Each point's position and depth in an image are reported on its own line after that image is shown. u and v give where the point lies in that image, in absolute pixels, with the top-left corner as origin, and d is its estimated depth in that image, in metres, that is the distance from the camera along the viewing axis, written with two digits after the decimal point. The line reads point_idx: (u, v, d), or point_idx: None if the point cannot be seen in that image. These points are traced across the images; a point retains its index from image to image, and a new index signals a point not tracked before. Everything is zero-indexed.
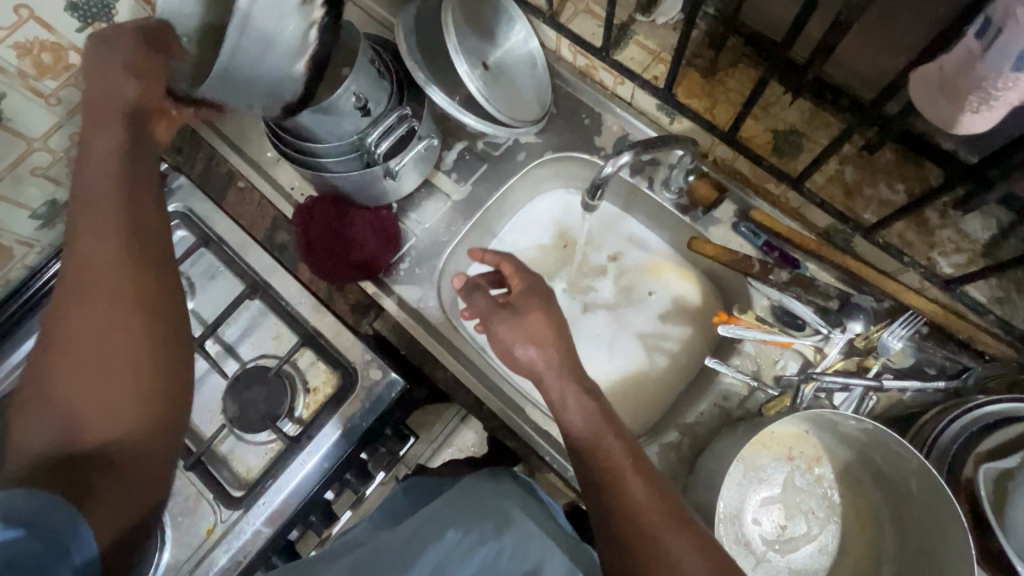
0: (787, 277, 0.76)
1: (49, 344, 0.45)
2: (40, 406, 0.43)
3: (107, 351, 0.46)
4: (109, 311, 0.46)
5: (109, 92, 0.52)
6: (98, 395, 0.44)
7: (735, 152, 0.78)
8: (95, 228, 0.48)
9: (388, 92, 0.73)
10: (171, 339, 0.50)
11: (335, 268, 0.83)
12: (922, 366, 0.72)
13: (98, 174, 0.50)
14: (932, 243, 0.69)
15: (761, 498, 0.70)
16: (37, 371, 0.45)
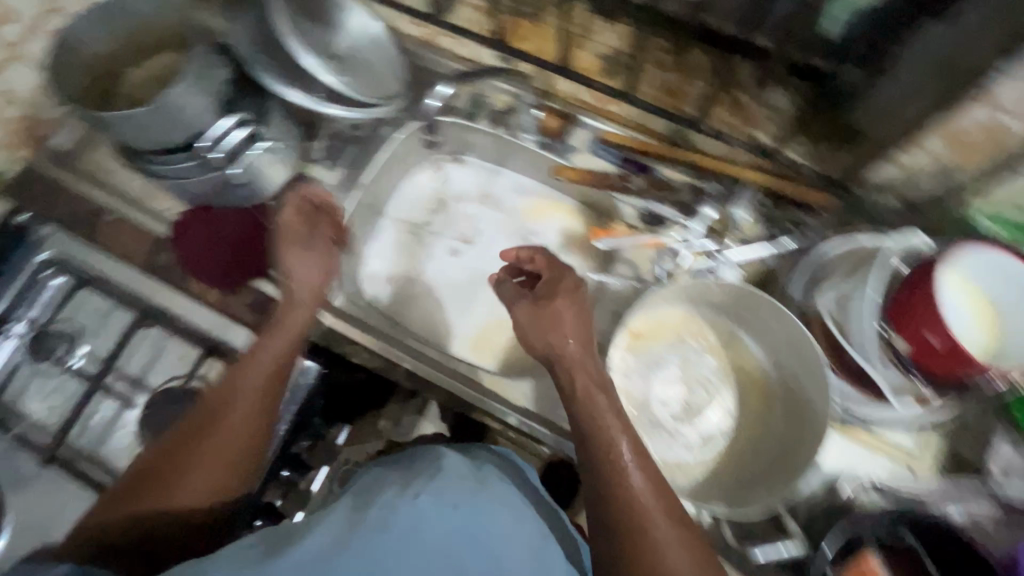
0: (644, 184, 0.84)
1: (190, 425, 0.66)
2: (154, 490, 0.61)
3: (206, 456, 0.63)
4: (227, 427, 0.65)
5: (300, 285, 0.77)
6: (189, 483, 0.62)
7: (573, 84, 0.86)
8: (259, 362, 0.69)
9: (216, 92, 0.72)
10: (233, 454, 0.64)
11: (224, 273, 0.85)
12: (774, 232, 0.80)
13: (263, 371, 0.69)
14: (747, 120, 0.79)
15: (663, 383, 0.76)
16: (152, 467, 0.62)
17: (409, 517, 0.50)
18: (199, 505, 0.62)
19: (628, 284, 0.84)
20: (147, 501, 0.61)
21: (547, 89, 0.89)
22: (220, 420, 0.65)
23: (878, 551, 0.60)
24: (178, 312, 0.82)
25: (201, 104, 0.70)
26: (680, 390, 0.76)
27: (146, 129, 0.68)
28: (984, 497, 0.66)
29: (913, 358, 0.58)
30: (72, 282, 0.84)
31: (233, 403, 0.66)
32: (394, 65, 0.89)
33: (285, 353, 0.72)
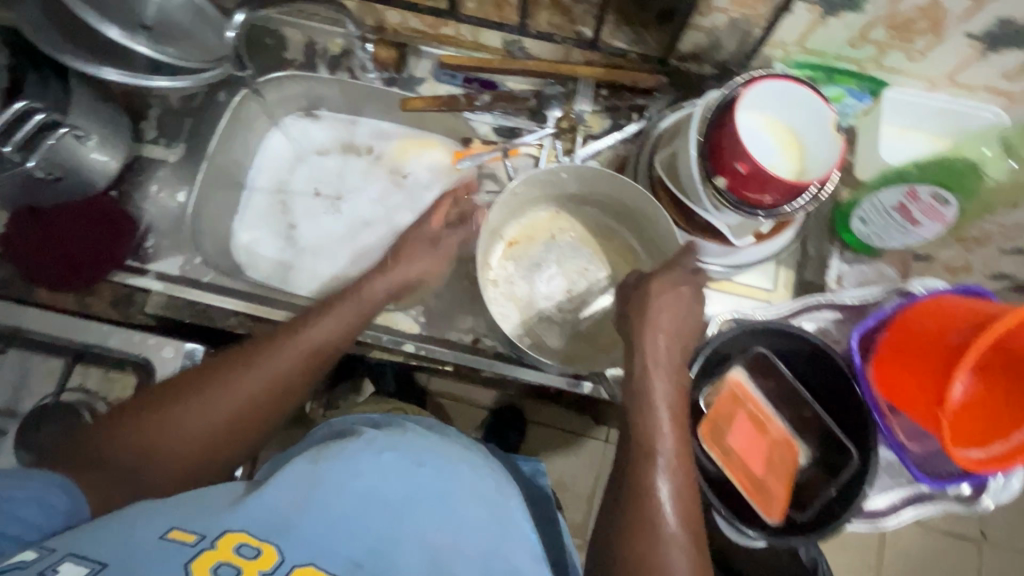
0: (490, 99, 0.85)
1: (256, 372, 0.59)
2: (172, 423, 0.54)
3: (206, 422, 0.55)
4: (268, 393, 0.59)
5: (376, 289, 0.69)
6: (153, 449, 0.53)
7: (401, 13, 0.85)
8: (316, 330, 0.63)
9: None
10: (232, 432, 0.57)
11: (67, 279, 0.77)
12: (616, 121, 0.86)
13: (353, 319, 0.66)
14: (573, 20, 0.79)
15: (542, 281, 0.81)
16: (200, 390, 0.57)
17: (376, 469, 0.48)
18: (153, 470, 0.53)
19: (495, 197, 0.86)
20: (202, 423, 0.55)
21: (378, 24, 0.88)
22: (297, 347, 0.61)
23: (740, 368, 0.67)
24: (30, 325, 0.76)
25: None
26: (560, 284, 0.81)
27: None
28: (827, 306, 0.76)
29: (734, 193, 0.64)
30: None
31: (291, 339, 0.62)
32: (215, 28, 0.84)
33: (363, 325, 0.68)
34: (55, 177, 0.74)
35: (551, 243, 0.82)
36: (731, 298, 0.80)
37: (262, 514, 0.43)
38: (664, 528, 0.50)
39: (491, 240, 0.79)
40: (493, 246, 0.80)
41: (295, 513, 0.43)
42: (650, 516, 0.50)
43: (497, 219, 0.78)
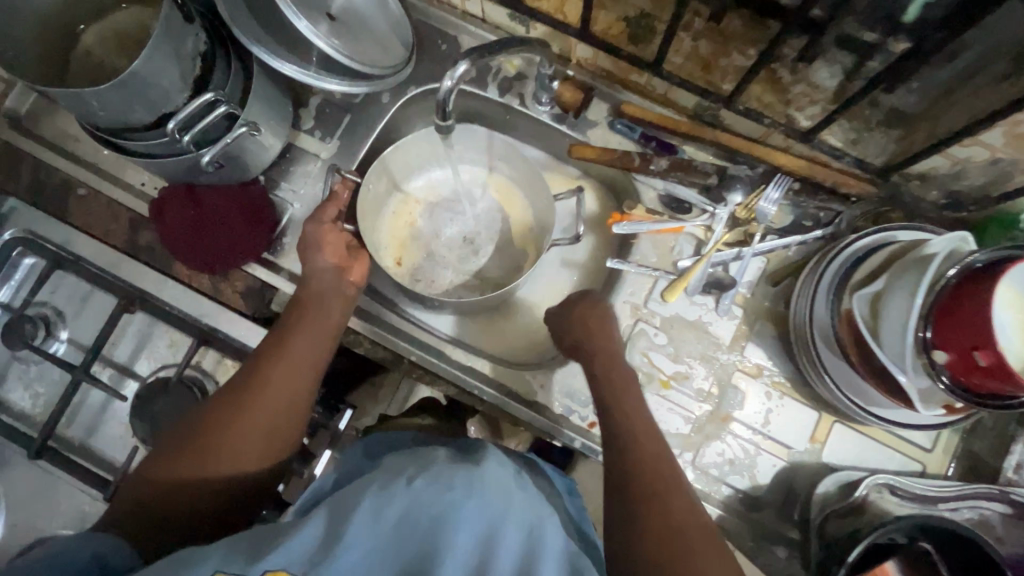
0: (667, 164, 0.76)
1: (257, 386, 0.62)
2: (181, 470, 0.57)
3: (244, 437, 0.59)
4: (288, 394, 0.63)
5: (321, 285, 0.72)
6: (201, 475, 0.57)
7: (594, 50, 0.77)
8: (298, 341, 0.66)
9: (188, 66, 0.61)
10: (272, 432, 0.61)
11: (207, 260, 0.76)
12: (800, 220, 0.76)
13: (308, 342, 0.67)
14: (788, 101, 0.70)
15: (456, 237, 0.88)
16: (160, 453, 0.59)
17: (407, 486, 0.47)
18: (204, 494, 0.57)
19: (650, 274, 0.77)
20: (221, 446, 0.58)
21: (563, 54, 0.80)
22: (260, 381, 0.62)
23: (895, 560, 0.62)
24: (166, 298, 0.78)
25: (170, 80, 0.59)
26: (500, 260, 0.87)
27: (105, 108, 0.57)
28: (998, 499, 0.65)
29: (951, 372, 0.56)
30: (45, 263, 0.80)
31: (263, 361, 0.64)
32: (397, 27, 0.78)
33: (322, 332, 0.69)
34: (218, 168, 0.71)
35: (471, 212, 0.89)
36: (867, 444, 0.74)
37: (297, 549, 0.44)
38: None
39: (387, 194, 0.86)
40: (389, 201, 0.87)
41: (332, 546, 0.44)
42: None
43: (400, 224, 0.88)
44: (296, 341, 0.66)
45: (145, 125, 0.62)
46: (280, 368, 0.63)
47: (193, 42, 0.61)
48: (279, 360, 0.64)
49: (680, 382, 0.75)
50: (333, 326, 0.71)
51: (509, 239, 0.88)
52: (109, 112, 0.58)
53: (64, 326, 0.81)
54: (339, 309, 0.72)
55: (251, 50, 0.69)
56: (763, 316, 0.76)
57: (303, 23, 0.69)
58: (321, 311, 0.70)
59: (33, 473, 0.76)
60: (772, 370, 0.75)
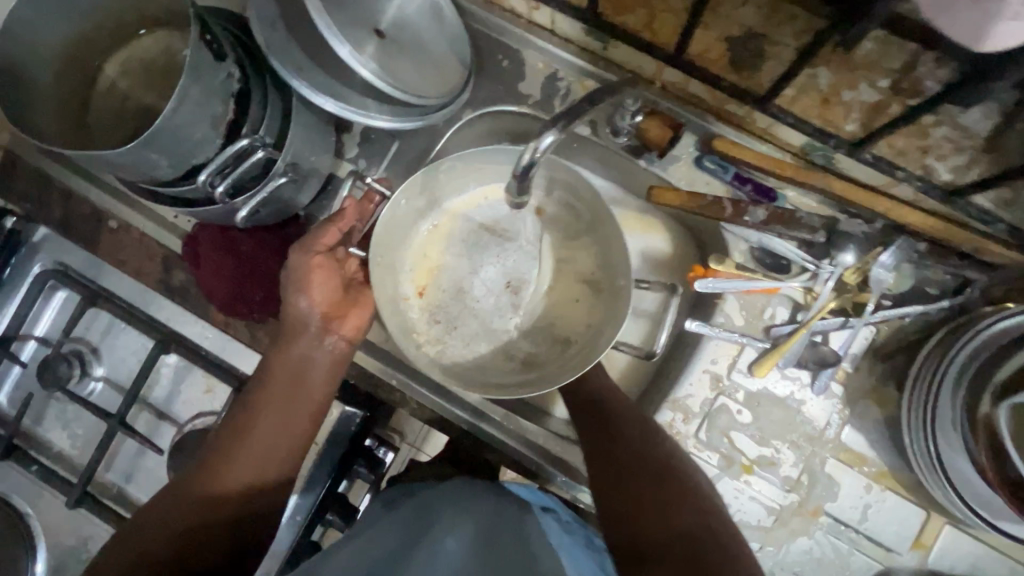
0: (765, 216, 0.65)
1: (225, 460, 0.60)
2: (142, 551, 0.55)
3: (207, 517, 0.57)
4: (255, 468, 0.61)
5: (298, 343, 0.65)
6: (160, 557, 0.55)
7: (686, 75, 0.64)
8: (268, 410, 0.62)
9: (221, 110, 0.53)
10: (239, 511, 0.59)
11: (246, 306, 0.71)
12: (923, 287, 0.65)
13: (277, 408, 0.63)
14: (926, 148, 0.58)
15: (496, 279, 0.71)
16: (131, 530, 0.57)
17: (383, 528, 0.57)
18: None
19: (735, 342, 0.67)
20: (193, 517, 0.57)
21: (646, 76, 0.68)
22: (232, 456, 0.61)
23: None
24: (202, 343, 0.73)
25: (202, 129, 0.51)
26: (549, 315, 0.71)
27: (132, 167, 0.50)
28: None
29: None
30: (78, 299, 0.76)
31: (234, 431, 0.62)
32: (455, 43, 0.69)
33: (296, 397, 0.64)
34: (255, 213, 0.63)
35: (515, 248, 0.71)
36: (980, 551, 0.64)
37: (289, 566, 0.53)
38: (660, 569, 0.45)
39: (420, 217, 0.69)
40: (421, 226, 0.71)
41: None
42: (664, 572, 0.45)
43: (430, 256, 0.71)
44: (262, 427, 0.62)
45: (174, 178, 0.54)
46: (259, 436, 0.62)
47: (225, 83, 0.52)
48: (258, 427, 0.62)
49: (765, 468, 0.66)
50: (311, 389, 0.65)
51: (557, 293, 0.71)
52: (136, 171, 0.51)
53: (99, 363, 0.77)
54: (320, 371, 0.65)
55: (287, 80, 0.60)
56: (867, 397, 0.66)
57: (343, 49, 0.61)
58: (299, 376, 0.65)
59: (74, 516, 0.74)
60: (871, 458, 0.66)
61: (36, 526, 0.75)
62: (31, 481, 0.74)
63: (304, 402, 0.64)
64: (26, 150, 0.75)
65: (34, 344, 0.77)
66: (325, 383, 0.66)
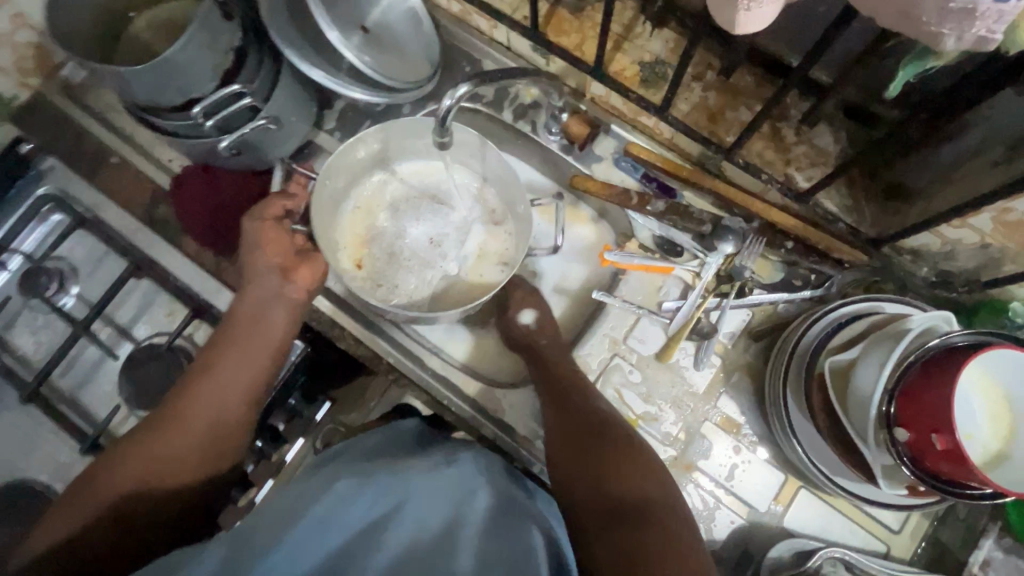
0: (663, 207, 0.77)
1: (190, 404, 0.63)
2: (104, 494, 0.58)
3: (176, 456, 0.61)
4: (219, 411, 0.64)
5: (261, 297, 0.70)
6: (129, 498, 0.58)
7: (607, 89, 0.79)
8: (233, 357, 0.67)
9: (221, 59, 0.66)
10: (207, 451, 0.63)
11: (218, 236, 0.82)
12: (790, 279, 0.77)
13: (240, 354, 0.67)
14: (789, 160, 0.72)
15: (422, 239, 0.82)
16: (91, 475, 0.60)
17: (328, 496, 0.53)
18: (137, 517, 0.58)
19: (632, 311, 0.77)
20: (131, 497, 0.59)
21: (579, 89, 0.83)
22: (193, 400, 0.64)
23: None
24: (172, 269, 0.82)
25: (202, 69, 0.64)
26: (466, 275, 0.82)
27: (139, 88, 0.62)
28: None
29: (912, 452, 0.54)
30: (69, 222, 0.86)
31: (199, 379, 0.65)
32: (427, 45, 0.82)
33: (259, 345, 0.69)
34: (234, 154, 0.75)
35: (442, 216, 0.83)
36: (829, 514, 0.72)
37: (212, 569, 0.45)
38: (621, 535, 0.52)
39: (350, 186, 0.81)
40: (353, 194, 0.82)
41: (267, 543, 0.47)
42: (625, 540, 0.51)
43: (367, 213, 0.83)
44: (224, 372, 0.66)
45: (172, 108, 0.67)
46: (215, 384, 0.65)
47: (227, 38, 0.65)
48: (197, 400, 0.64)
49: (649, 423, 0.75)
50: (273, 337, 0.70)
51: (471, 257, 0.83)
52: (142, 93, 0.63)
53: (76, 282, 0.85)
54: (280, 319, 0.71)
55: (282, 52, 0.74)
56: (740, 370, 0.76)
57: (335, 37, 0.76)
58: (262, 322, 0.70)
59: (21, 415, 0.80)
60: (742, 425, 0.75)
61: None
62: None
63: (264, 350, 0.69)
64: (51, 92, 0.88)
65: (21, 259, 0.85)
66: (285, 333, 0.71)
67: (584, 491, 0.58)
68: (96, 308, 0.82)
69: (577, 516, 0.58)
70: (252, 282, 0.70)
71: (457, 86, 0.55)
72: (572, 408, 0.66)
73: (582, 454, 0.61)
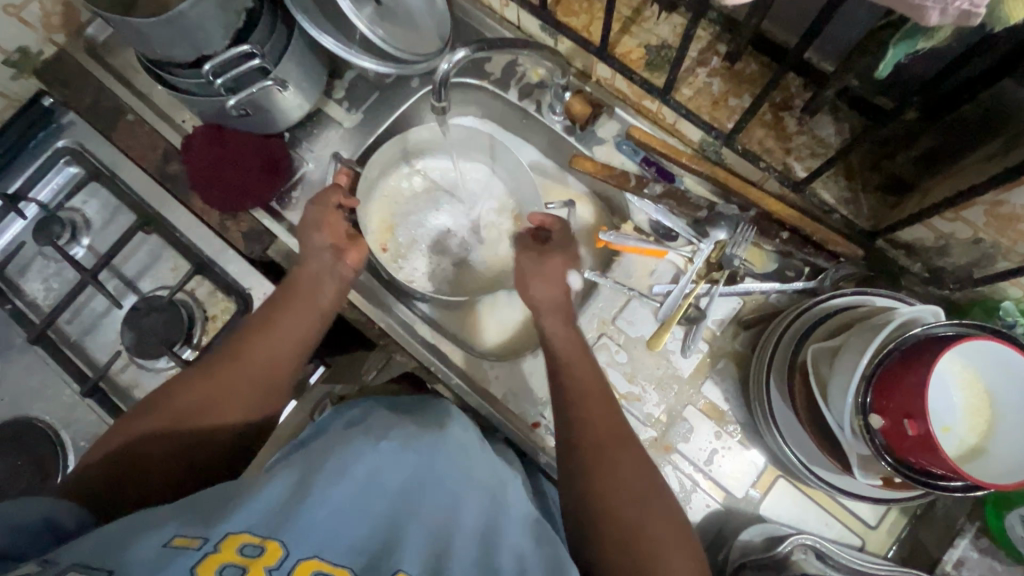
0: (660, 191, 0.78)
1: (245, 354, 0.65)
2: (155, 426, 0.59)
3: (226, 401, 0.62)
4: (271, 365, 0.66)
5: (315, 266, 0.72)
6: (178, 434, 0.59)
7: (613, 71, 0.80)
8: (291, 315, 0.69)
9: (232, 18, 0.68)
10: (254, 401, 0.64)
11: (218, 195, 0.83)
12: (783, 269, 0.77)
13: (296, 314, 0.69)
14: (789, 149, 0.72)
15: (442, 227, 0.87)
16: (145, 406, 0.62)
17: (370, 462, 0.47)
18: (182, 454, 0.59)
19: (623, 291, 0.78)
20: (176, 444, 0.59)
21: (585, 70, 0.83)
22: (250, 351, 0.65)
23: None
24: (179, 225, 0.85)
25: (214, 27, 0.66)
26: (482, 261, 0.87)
27: (152, 43, 0.64)
28: None
29: (886, 440, 0.54)
30: (85, 174, 0.89)
31: (258, 330, 0.67)
32: (439, 20, 0.81)
33: (314, 308, 0.71)
34: (244, 114, 0.77)
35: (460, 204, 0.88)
36: (805, 504, 0.72)
37: (263, 514, 0.40)
38: (628, 527, 0.53)
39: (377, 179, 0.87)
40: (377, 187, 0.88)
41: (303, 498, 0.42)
42: (630, 533, 0.53)
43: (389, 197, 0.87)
44: (280, 329, 0.68)
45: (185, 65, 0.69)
46: (273, 338, 0.67)
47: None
48: (252, 355, 0.65)
49: (631, 403, 0.75)
50: (328, 303, 0.72)
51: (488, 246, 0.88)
52: (156, 48, 0.65)
53: (87, 233, 0.88)
54: (334, 287, 0.73)
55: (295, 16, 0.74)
56: (728, 356, 0.76)
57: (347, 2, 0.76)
58: (313, 288, 0.72)
59: (27, 355, 0.83)
60: (726, 411, 0.75)
61: None
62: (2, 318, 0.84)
63: (319, 314, 0.71)
64: (74, 50, 0.91)
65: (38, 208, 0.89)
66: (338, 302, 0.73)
67: (603, 484, 0.56)
68: (105, 257, 0.85)
69: (586, 497, 0.56)
70: (308, 257, 0.73)
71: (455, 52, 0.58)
72: (589, 386, 0.64)
73: (613, 441, 0.59)
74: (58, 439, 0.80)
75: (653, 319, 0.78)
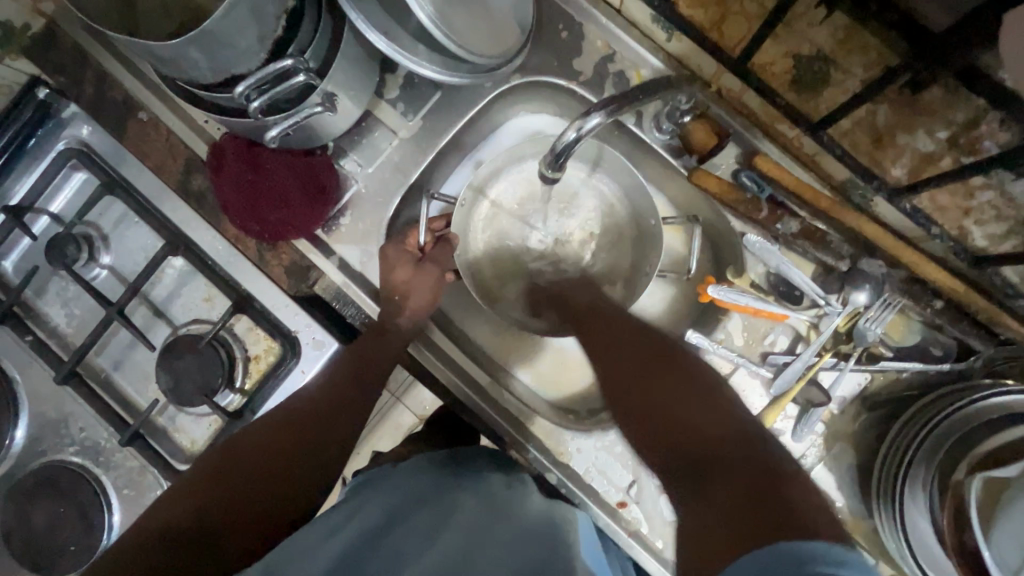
0: (796, 229, 0.64)
1: (315, 397, 0.62)
2: (229, 481, 0.56)
3: (297, 450, 0.60)
4: (331, 412, 0.62)
5: (398, 322, 0.69)
6: (247, 493, 0.56)
7: (745, 85, 0.63)
8: (369, 357, 0.66)
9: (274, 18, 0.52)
10: (317, 453, 0.60)
11: (256, 226, 0.70)
12: (928, 346, 0.64)
13: (373, 356, 0.66)
14: (968, 210, 0.60)
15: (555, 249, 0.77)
16: (225, 450, 0.57)
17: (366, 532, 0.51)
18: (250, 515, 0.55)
19: (732, 361, 0.67)
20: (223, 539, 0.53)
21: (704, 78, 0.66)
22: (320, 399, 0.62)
23: None
24: (211, 253, 0.73)
25: (253, 33, 0.50)
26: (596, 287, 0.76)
27: (175, 61, 0.49)
28: None
29: None
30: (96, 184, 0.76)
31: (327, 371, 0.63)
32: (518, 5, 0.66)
33: (394, 348, 0.68)
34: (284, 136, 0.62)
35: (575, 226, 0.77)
36: None
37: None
38: (764, 508, 0.42)
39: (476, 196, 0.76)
40: (477, 205, 0.77)
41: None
42: (768, 518, 0.41)
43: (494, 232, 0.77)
44: (348, 368, 0.64)
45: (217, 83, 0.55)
46: (342, 380, 0.64)
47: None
48: (326, 401, 0.62)
49: None
50: (398, 345, 0.68)
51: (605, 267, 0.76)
52: (175, 65, 0.50)
53: (106, 251, 0.76)
54: (397, 339, 0.68)
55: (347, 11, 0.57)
56: (845, 441, 0.67)
57: None
58: (382, 338, 0.67)
59: (54, 393, 0.75)
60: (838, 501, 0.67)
61: (21, 394, 0.75)
62: (18, 351, 0.75)
63: (387, 358, 0.67)
64: (70, 25, 0.76)
65: (46, 221, 0.76)
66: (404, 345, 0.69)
67: (625, 348, 0.60)
68: (130, 286, 0.74)
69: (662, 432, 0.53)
70: (390, 317, 0.68)
71: (586, 118, 0.54)
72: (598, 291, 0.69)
73: (597, 318, 0.65)
74: (98, 485, 0.74)
75: (763, 392, 0.68)
